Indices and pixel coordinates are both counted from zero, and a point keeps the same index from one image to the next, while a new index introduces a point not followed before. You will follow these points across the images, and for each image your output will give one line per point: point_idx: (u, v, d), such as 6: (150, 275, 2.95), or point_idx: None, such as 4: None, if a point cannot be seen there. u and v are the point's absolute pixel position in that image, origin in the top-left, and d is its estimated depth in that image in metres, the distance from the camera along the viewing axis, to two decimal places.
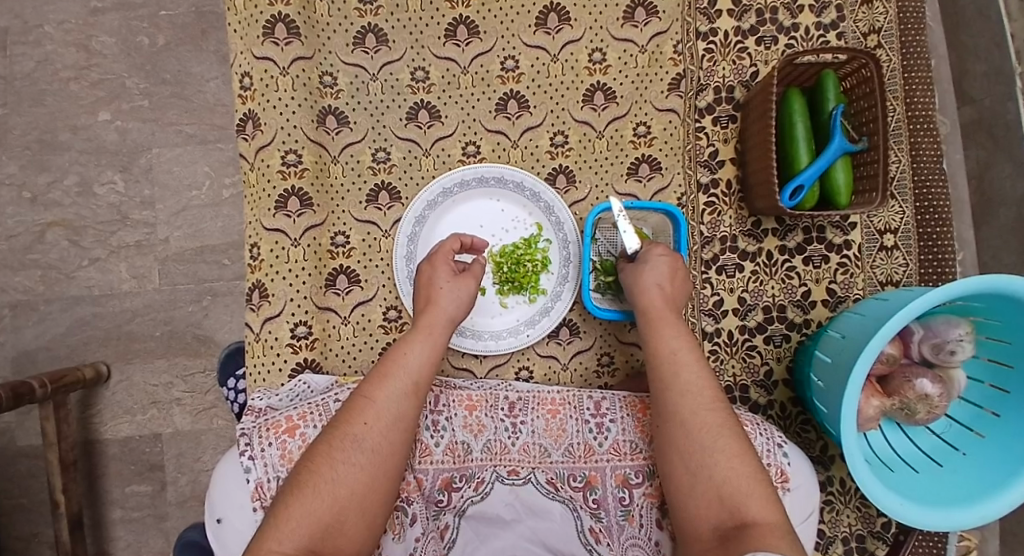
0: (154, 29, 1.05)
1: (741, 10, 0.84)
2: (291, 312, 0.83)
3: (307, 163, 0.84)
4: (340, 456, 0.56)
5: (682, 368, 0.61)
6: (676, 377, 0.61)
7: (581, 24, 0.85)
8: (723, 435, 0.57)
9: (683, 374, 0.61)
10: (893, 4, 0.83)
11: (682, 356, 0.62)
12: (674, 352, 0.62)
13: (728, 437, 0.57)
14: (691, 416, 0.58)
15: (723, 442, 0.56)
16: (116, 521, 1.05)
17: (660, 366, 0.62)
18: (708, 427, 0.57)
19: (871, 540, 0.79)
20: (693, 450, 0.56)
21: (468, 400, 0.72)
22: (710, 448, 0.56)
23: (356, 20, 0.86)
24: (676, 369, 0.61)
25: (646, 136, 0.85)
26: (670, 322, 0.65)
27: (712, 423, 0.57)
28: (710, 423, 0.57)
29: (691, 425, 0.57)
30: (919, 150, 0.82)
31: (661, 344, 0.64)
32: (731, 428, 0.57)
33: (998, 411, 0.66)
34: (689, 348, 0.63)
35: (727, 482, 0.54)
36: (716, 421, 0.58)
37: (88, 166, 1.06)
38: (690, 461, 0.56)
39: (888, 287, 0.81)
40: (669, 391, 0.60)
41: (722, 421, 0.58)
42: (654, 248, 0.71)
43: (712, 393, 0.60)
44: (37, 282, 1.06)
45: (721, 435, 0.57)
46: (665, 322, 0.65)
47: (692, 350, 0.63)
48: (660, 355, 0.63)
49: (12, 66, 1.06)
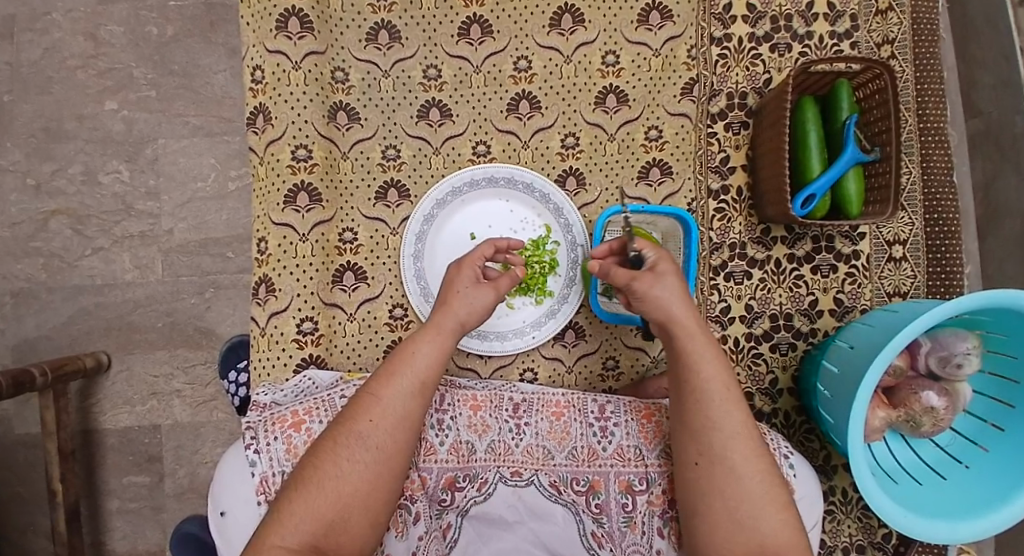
0: (163, 20, 1.04)
1: (756, 17, 0.84)
2: (298, 307, 0.83)
3: (317, 159, 0.84)
4: (344, 452, 0.55)
5: (728, 401, 0.57)
6: (724, 413, 0.57)
7: (596, 26, 0.85)
8: (765, 475, 0.56)
9: (731, 410, 0.57)
10: (908, 16, 0.83)
11: (727, 387, 0.58)
12: (723, 386, 0.58)
13: (756, 461, 0.56)
14: (724, 440, 0.56)
15: (751, 465, 0.56)
16: (113, 512, 1.05)
17: (709, 408, 0.57)
18: (737, 446, 0.56)
19: (872, 551, 0.79)
20: (732, 486, 0.55)
21: (473, 399, 0.71)
22: (740, 473, 0.55)
23: (369, 15, 0.86)
24: (724, 404, 0.57)
25: (657, 140, 0.85)
26: (704, 344, 0.59)
27: (747, 451, 0.56)
28: (742, 447, 0.56)
29: (734, 463, 0.56)
30: (930, 162, 0.82)
31: (708, 382, 0.58)
32: (764, 458, 0.57)
33: (1002, 425, 0.66)
34: (724, 368, 0.59)
35: (765, 529, 0.54)
36: (750, 448, 0.56)
37: (94, 155, 1.05)
38: (724, 493, 0.55)
39: (896, 298, 0.81)
40: (718, 437, 0.56)
41: (751, 442, 0.57)
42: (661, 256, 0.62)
43: (742, 409, 0.58)
44: (39, 270, 1.05)
45: (750, 458, 0.56)
46: (702, 346, 0.59)
47: (728, 372, 0.59)
48: (708, 395, 0.57)
49: (20, 53, 1.05)
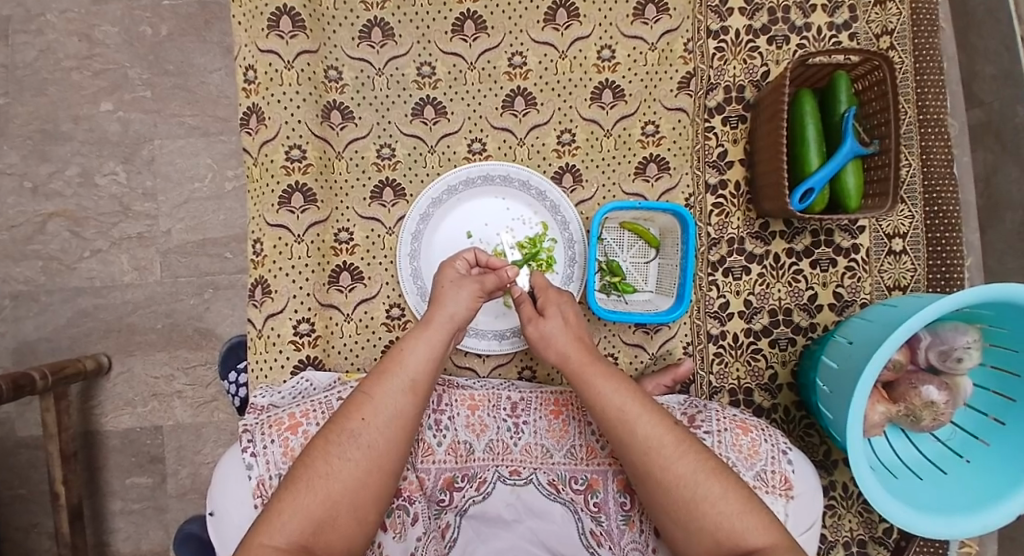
0: (156, 19, 1.04)
1: (753, 9, 0.83)
2: (294, 308, 0.82)
3: (312, 159, 0.84)
4: (335, 451, 0.55)
5: (626, 417, 0.59)
6: (626, 430, 0.58)
7: (591, 20, 0.84)
8: (699, 476, 0.55)
9: (635, 425, 0.58)
10: (907, 5, 0.82)
11: (623, 406, 0.59)
12: (618, 405, 0.59)
13: (682, 464, 0.55)
14: (638, 454, 0.57)
15: (673, 470, 0.55)
16: (117, 512, 1.05)
17: (611, 425, 0.59)
18: (654, 456, 0.56)
19: (872, 545, 0.79)
20: (661, 495, 0.56)
21: (471, 399, 0.73)
22: (666, 480, 0.56)
23: (362, 13, 0.85)
24: (624, 420, 0.59)
25: (654, 135, 0.84)
26: (589, 370, 0.63)
27: (663, 460, 0.56)
28: (659, 456, 0.56)
29: (657, 474, 0.56)
30: (929, 154, 0.81)
31: (605, 400, 0.60)
32: (694, 457, 0.56)
33: (1003, 418, 0.65)
34: (619, 385, 0.61)
35: (720, 526, 0.53)
36: (671, 453, 0.56)
37: (90, 156, 1.05)
38: (661, 503, 0.56)
39: (895, 292, 0.81)
40: (630, 449, 0.58)
41: (670, 447, 0.56)
42: (549, 295, 0.71)
43: (651, 418, 0.58)
44: (38, 272, 1.05)
45: (669, 466, 0.56)
46: (589, 372, 0.63)
47: (627, 389, 0.61)
48: (609, 412, 0.60)
49: (14, 55, 1.04)
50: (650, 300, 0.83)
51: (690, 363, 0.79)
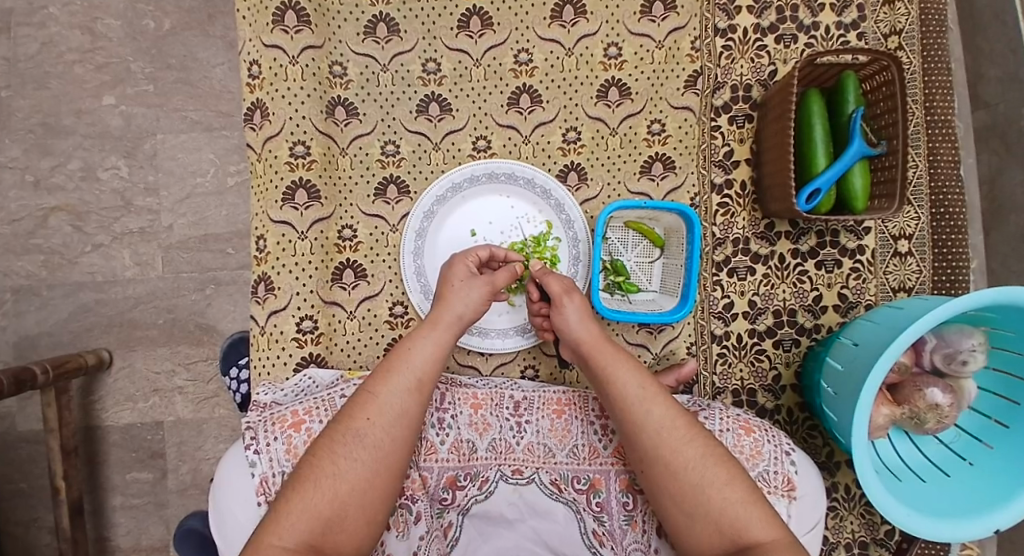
0: (159, 13, 1.03)
1: (761, 7, 0.82)
2: (297, 305, 0.82)
3: (316, 155, 0.83)
4: (342, 451, 0.55)
5: (645, 397, 0.59)
6: (643, 410, 0.58)
7: (598, 17, 0.84)
8: (705, 462, 0.55)
9: (651, 407, 0.59)
10: (917, 5, 0.81)
11: (640, 387, 0.60)
12: (640, 386, 0.60)
13: (690, 450, 0.56)
14: (651, 435, 0.57)
15: (682, 454, 0.56)
16: (117, 508, 1.05)
17: (627, 405, 0.59)
18: (666, 437, 0.57)
19: (874, 547, 0.79)
20: (668, 479, 0.56)
21: (474, 398, 0.72)
22: (675, 464, 0.56)
23: (367, 8, 0.85)
24: (643, 401, 0.59)
25: (660, 134, 0.84)
26: (612, 353, 0.64)
27: (675, 442, 0.56)
28: (671, 440, 0.56)
29: (667, 457, 0.56)
30: (936, 155, 0.81)
31: (623, 380, 0.61)
32: (704, 442, 0.56)
33: (1007, 422, 0.65)
34: (636, 369, 0.62)
35: (724, 515, 0.53)
36: (683, 437, 0.57)
37: (92, 151, 1.04)
38: (666, 489, 0.56)
39: (900, 294, 0.80)
40: (644, 431, 0.58)
41: (683, 431, 0.57)
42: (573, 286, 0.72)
43: (666, 401, 0.59)
44: (39, 267, 1.05)
45: (679, 450, 0.56)
46: (612, 355, 0.64)
47: (645, 373, 0.62)
48: (626, 392, 0.60)
49: (16, 48, 1.04)
50: (654, 300, 0.83)
51: (693, 364, 0.79)
